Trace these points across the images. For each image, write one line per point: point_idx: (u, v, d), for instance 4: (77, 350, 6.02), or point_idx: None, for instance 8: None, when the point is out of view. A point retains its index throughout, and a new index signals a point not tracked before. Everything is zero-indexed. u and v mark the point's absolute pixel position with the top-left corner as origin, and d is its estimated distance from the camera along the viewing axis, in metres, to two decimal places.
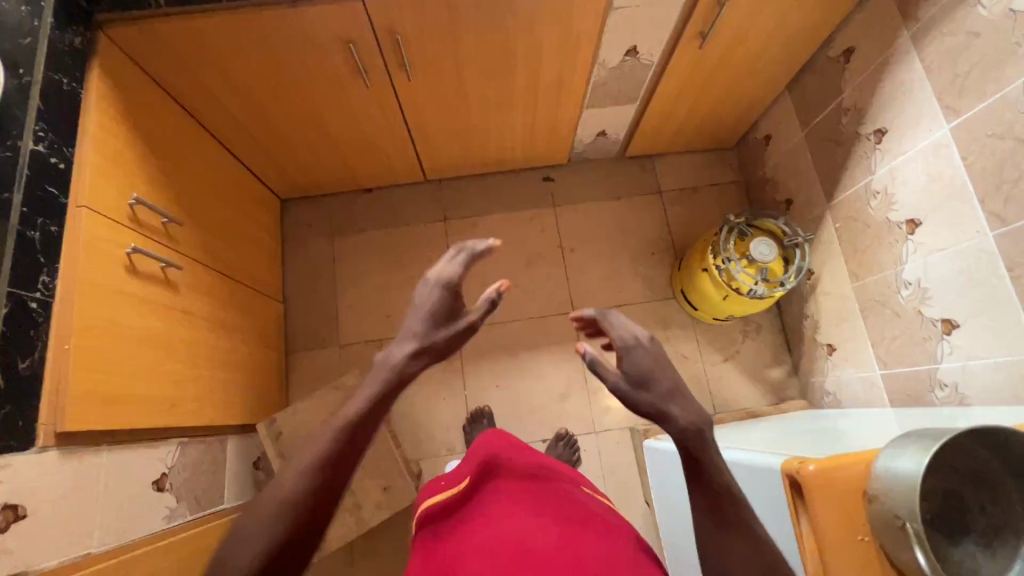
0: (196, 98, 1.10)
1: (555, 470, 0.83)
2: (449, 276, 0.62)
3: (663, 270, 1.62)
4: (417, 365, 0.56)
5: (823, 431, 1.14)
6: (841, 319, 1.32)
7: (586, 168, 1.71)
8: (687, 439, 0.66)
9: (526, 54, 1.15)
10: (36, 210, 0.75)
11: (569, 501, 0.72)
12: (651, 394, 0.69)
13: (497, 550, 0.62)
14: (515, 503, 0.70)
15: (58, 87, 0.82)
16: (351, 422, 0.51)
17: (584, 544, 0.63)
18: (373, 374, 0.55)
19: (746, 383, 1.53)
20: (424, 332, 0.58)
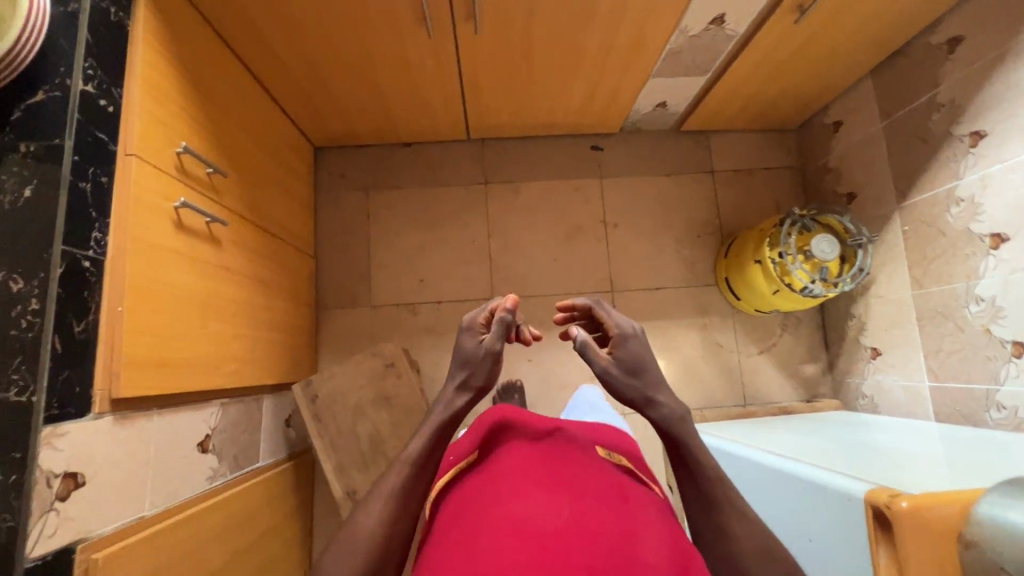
0: (241, 35, 1.00)
1: (575, 437, 0.76)
2: (473, 318, 0.75)
3: (707, 254, 1.57)
4: (463, 404, 0.70)
5: (859, 434, 1.13)
6: (893, 325, 1.29)
7: (637, 140, 1.61)
8: (670, 427, 0.67)
9: (606, 14, 1.04)
10: (87, 159, 0.67)
11: (584, 474, 0.64)
12: (640, 383, 0.69)
13: (497, 528, 0.54)
14: (521, 479, 0.62)
15: (107, 18, 0.72)
16: (411, 462, 0.65)
17: (600, 520, 0.55)
18: (431, 416, 0.69)
19: (779, 377, 1.51)
20: (463, 372, 0.71)
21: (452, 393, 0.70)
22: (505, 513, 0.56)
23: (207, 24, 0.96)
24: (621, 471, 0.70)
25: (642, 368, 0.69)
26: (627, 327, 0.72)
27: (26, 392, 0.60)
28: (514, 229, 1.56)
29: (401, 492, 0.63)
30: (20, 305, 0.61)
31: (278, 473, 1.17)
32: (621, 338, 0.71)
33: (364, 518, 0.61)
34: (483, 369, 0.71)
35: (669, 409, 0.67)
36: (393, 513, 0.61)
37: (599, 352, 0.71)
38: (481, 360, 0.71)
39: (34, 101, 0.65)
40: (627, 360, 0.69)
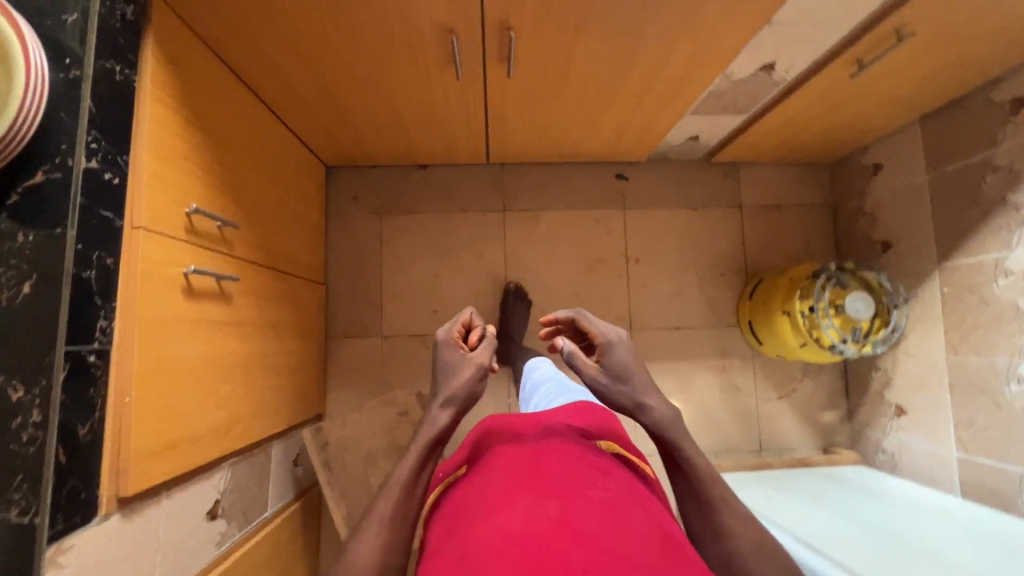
0: (254, 70, 0.93)
1: (567, 429, 0.73)
2: (449, 334, 0.79)
3: (730, 294, 1.52)
4: (449, 417, 0.71)
5: (878, 508, 1.10)
6: (922, 387, 1.25)
7: (664, 170, 1.54)
8: (661, 428, 0.72)
9: (648, 60, 0.96)
10: (92, 243, 0.62)
11: (577, 470, 0.60)
12: (629, 388, 0.76)
13: (487, 541, 0.49)
14: (509, 483, 0.58)
15: (112, 79, 0.65)
16: (403, 485, 0.65)
17: (594, 517, 0.51)
18: (419, 435, 0.69)
19: (797, 424, 1.48)
20: (447, 388, 0.73)
21: (438, 409, 0.72)
22: (494, 521, 0.52)
23: (218, 62, 0.88)
24: (617, 465, 0.66)
25: (628, 374, 0.76)
26: (610, 336, 0.80)
27: (28, 513, 0.56)
28: (532, 260, 1.50)
29: (393, 517, 0.62)
30: (21, 417, 0.56)
31: (286, 519, 1.14)
32: (607, 347, 0.79)
33: (357, 550, 0.60)
34: (466, 381, 0.74)
35: (657, 412, 0.73)
36: (385, 543, 0.60)
37: (586, 360, 0.79)
38: (466, 373, 0.74)
39: (31, 182, 0.58)
40: (614, 367, 0.77)
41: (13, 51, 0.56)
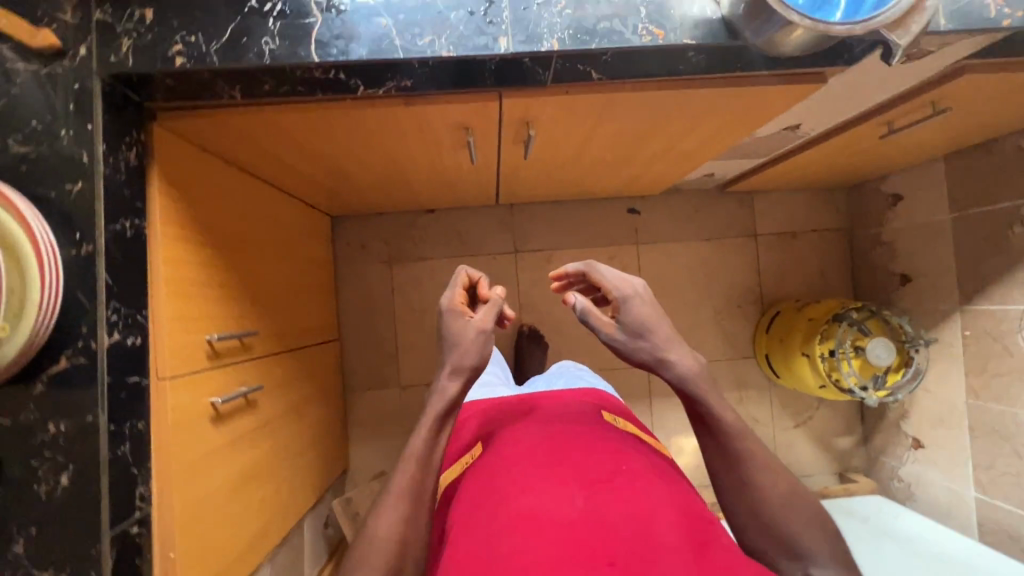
0: (252, 159, 0.87)
1: (580, 413, 0.78)
2: (450, 299, 0.76)
3: (746, 326, 1.52)
4: (458, 385, 0.70)
5: (891, 554, 1.14)
6: (940, 424, 1.26)
7: (676, 201, 1.51)
8: (685, 384, 0.70)
9: (670, 136, 0.92)
10: (124, 416, 0.61)
11: (591, 452, 0.66)
12: (648, 344, 0.71)
13: (514, 523, 0.56)
14: (529, 467, 0.64)
15: (123, 239, 0.62)
16: (419, 458, 0.66)
17: (613, 507, 0.57)
18: (430, 408, 0.69)
19: (814, 450, 1.51)
20: (451, 357, 0.71)
21: (445, 379, 0.70)
22: (518, 504, 0.58)
23: (217, 159, 0.82)
24: (626, 441, 0.72)
25: (647, 330, 0.71)
26: (625, 287, 0.73)
27: None
28: (547, 301, 1.48)
29: (412, 488, 0.64)
30: None
31: None
32: (623, 302, 0.73)
33: (378, 522, 0.61)
34: (472, 349, 0.71)
35: (681, 367, 0.70)
36: (406, 514, 0.62)
37: (601, 315, 0.73)
38: (469, 342, 0.72)
39: (56, 368, 0.57)
40: (632, 323, 0.71)
41: (26, 291, 0.53)
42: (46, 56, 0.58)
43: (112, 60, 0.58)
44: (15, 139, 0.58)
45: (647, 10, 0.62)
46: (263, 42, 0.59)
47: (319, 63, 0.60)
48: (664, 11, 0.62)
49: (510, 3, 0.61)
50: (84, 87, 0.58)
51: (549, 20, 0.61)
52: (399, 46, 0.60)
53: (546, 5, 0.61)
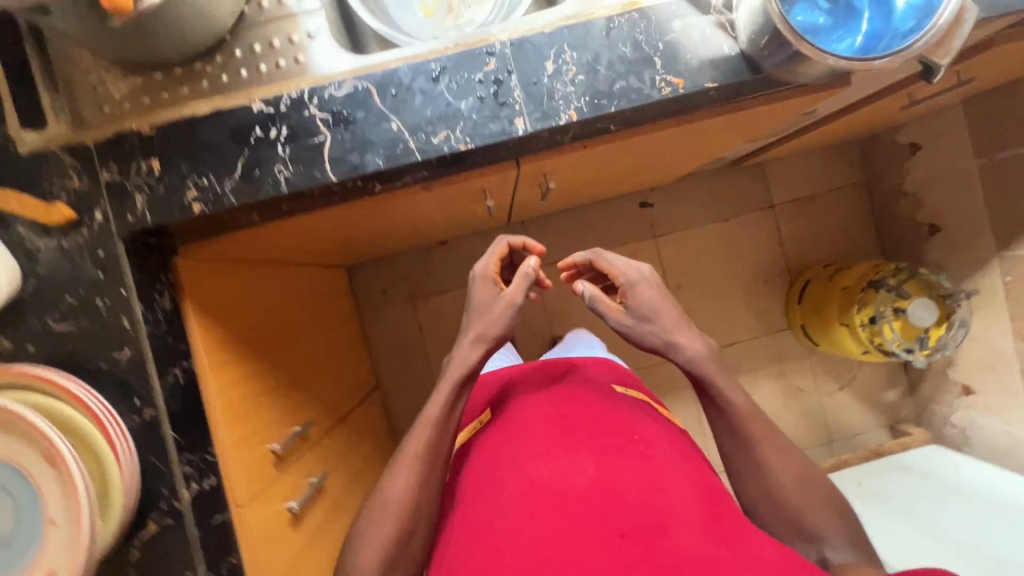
0: (270, 251, 0.85)
1: (590, 375, 0.75)
2: (485, 267, 0.74)
3: (778, 299, 1.51)
4: (479, 353, 0.69)
5: (931, 502, 1.17)
6: (989, 370, 1.25)
7: (687, 187, 1.48)
8: (692, 367, 0.67)
9: (688, 150, 0.90)
10: (219, 558, 0.63)
11: (605, 420, 0.64)
12: (656, 327, 0.69)
13: (529, 498, 0.55)
14: (540, 436, 0.62)
15: (179, 388, 0.61)
16: (434, 426, 0.65)
17: (627, 477, 0.56)
18: (449, 374, 0.68)
19: (862, 408, 1.53)
20: (476, 326, 0.70)
21: (467, 346, 0.70)
22: (531, 475, 0.58)
23: (238, 262, 0.80)
24: (634, 404, 0.70)
25: (655, 313, 0.69)
26: (634, 270, 0.72)
27: None
28: (576, 310, 1.48)
29: (424, 455, 0.64)
30: None
31: None
32: (630, 286, 0.71)
33: (392, 485, 0.63)
34: (502, 320, 0.70)
35: (692, 351, 0.67)
36: (418, 478, 0.63)
37: (609, 300, 0.71)
38: (498, 310, 0.71)
39: (147, 532, 0.60)
40: (639, 306, 0.69)
41: (105, 466, 0.55)
42: (65, 228, 0.57)
43: (131, 220, 0.57)
44: (54, 317, 0.58)
45: (662, 59, 0.59)
46: (278, 170, 0.57)
47: (337, 181, 0.58)
48: (678, 58, 0.59)
49: (520, 80, 0.58)
50: (109, 253, 0.58)
51: (564, 91, 0.58)
52: (415, 148, 0.58)
53: (557, 75, 0.58)
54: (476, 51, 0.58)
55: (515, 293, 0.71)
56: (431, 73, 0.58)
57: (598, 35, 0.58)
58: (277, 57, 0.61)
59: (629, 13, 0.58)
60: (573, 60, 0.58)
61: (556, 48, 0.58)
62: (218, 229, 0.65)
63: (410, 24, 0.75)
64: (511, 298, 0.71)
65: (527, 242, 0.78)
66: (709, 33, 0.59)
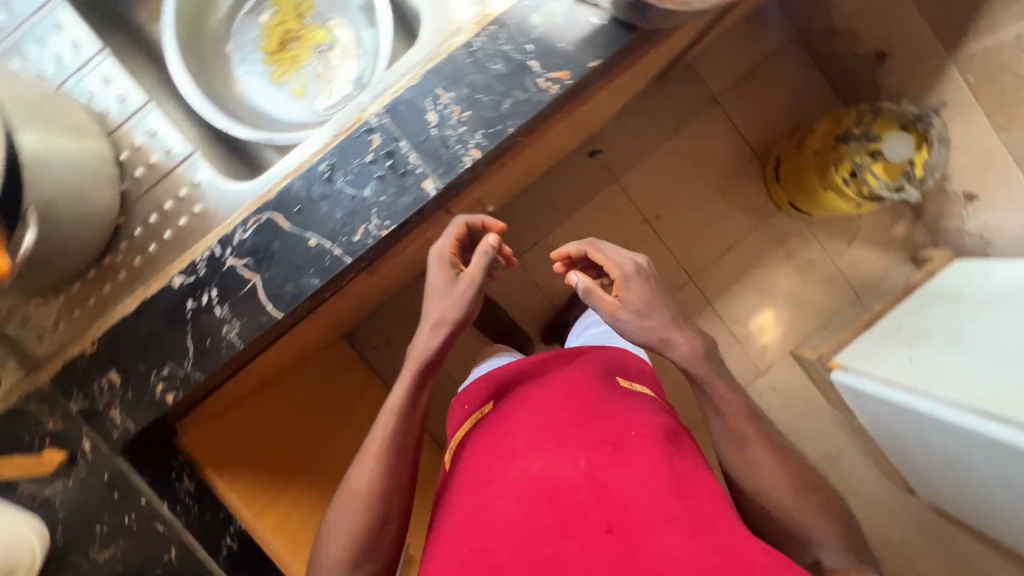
0: (289, 357, 0.79)
1: (593, 363, 0.76)
2: (443, 250, 0.64)
3: (757, 186, 1.48)
4: (442, 339, 0.62)
5: (964, 321, 1.16)
6: (982, 171, 1.21)
7: (628, 119, 1.44)
8: (690, 367, 0.65)
9: (609, 104, 0.87)
10: None
11: (604, 412, 0.65)
12: (653, 323, 0.65)
13: (516, 489, 0.58)
14: (534, 428, 0.64)
15: (236, 555, 0.67)
16: (396, 415, 0.62)
17: (619, 474, 0.57)
18: (412, 356, 0.64)
19: (877, 252, 1.52)
20: (429, 309, 0.63)
21: (427, 330, 0.63)
22: (519, 466, 0.60)
23: (273, 378, 0.80)
24: (631, 398, 0.70)
25: (652, 309, 0.65)
26: (631, 262, 0.67)
27: None
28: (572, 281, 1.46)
29: (393, 442, 0.62)
30: None
31: None
32: (625, 280, 0.66)
33: (357, 474, 0.62)
34: (463, 305, 0.62)
35: (685, 349, 0.65)
36: (384, 470, 0.61)
37: (605, 295, 0.66)
38: (457, 293, 0.63)
39: None
40: (636, 300, 0.65)
41: None
42: (64, 468, 0.59)
43: (117, 434, 0.58)
44: (95, 548, 0.61)
45: (537, 60, 0.56)
46: (226, 330, 0.57)
47: (284, 316, 0.57)
48: (553, 50, 0.56)
49: (410, 144, 0.56)
50: (115, 472, 0.61)
51: (459, 132, 0.56)
52: (343, 252, 0.56)
53: (444, 122, 0.56)
54: (356, 133, 0.56)
55: (477, 269, 0.62)
56: (323, 176, 0.56)
57: (465, 64, 0.56)
58: (176, 218, 0.60)
59: (486, 28, 0.56)
60: (452, 99, 0.56)
61: (430, 95, 0.56)
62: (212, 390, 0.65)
63: (290, 118, 0.73)
64: (474, 276, 0.62)
65: (489, 219, 0.66)
66: (573, 12, 0.56)
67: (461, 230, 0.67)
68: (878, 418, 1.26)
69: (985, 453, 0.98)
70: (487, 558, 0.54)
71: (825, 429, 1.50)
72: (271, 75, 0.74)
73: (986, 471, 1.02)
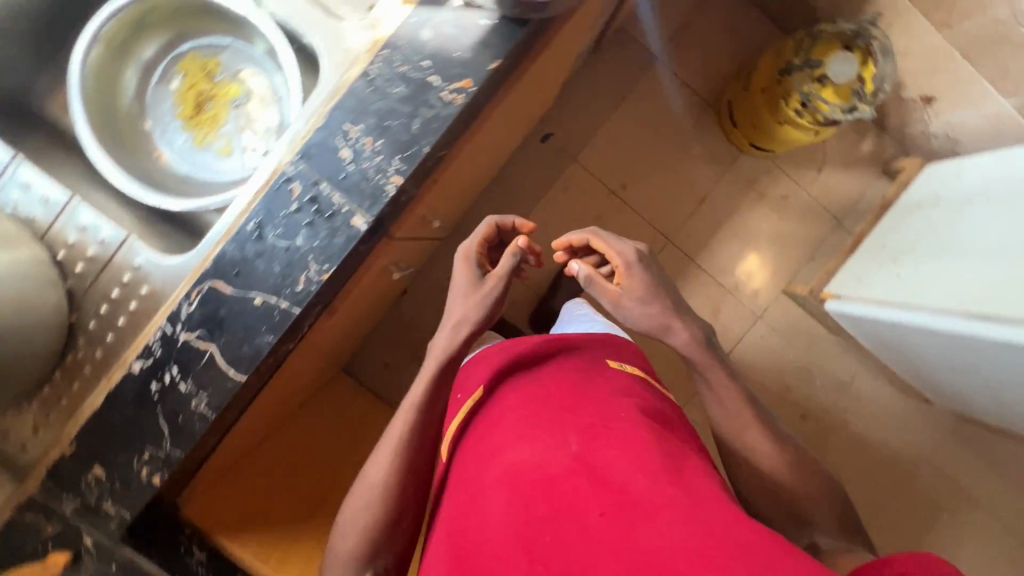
0: (271, 419, 0.80)
1: (584, 350, 0.75)
2: (470, 253, 0.70)
3: (715, 134, 1.46)
4: (465, 336, 0.67)
5: (943, 225, 1.14)
6: (934, 70, 1.19)
7: (573, 94, 1.43)
8: (692, 355, 0.69)
9: (536, 92, 0.86)
10: None
11: (597, 399, 0.64)
12: (656, 311, 0.68)
13: (509, 482, 0.57)
14: (524, 419, 0.63)
15: None
16: (416, 411, 0.65)
17: (613, 460, 0.56)
18: (434, 351, 0.68)
19: (849, 173, 1.50)
20: (452, 310, 0.68)
21: (450, 327, 0.67)
22: (510, 459, 0.59)
23: (266, 434, 0.82)
24: (623, 385, 0.69)
25: (656, 296, 0.68)
26: (633, 250, 0.69)
27: None
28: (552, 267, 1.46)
29: (411, 439, 0.65)
30: None
31: None
32: (628, 268, 0.69)
33: (373, 469, 0.65)
34: (487, 304, 0.67)
35: (685, 339, 0.68)
36: (402, 468, 0.64)
37: (606, 283, 0.70)
38: (480, 292, 0.68)
39: None
40: (637, 287, 0.68)
41: None
42: (70, 566, 0.59)
43: (114, 524, 0.59)
44: None
45: (437, 75, 0.55)
46: (196, 404, 0.57)
47: (247, 380, 0.57)
48: (450, 61, 0.55)
49: (331, 184, 0.56)
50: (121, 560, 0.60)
51: (376, 163, 0.56)
52: (290, 304, 0.56)
53: (359, 156, 0.56)
54: (275, 186, 0.56)
55: (504, 269, 0.68)
56: (253, 235, 0.56)
57: (367, 94, 0.55)
58: (124, 306, 0.61)
59: (379, 53, 0.55)
60: (362, 131, 0.55)
61: (339, 132, 0.55)
62: (206, 457, 0.66)
63: (222, 178, 0.73)
64: (499, 277, 0.68)
65: (518, 220, 0.72)
66: (461, 19, 0.55)
67: (491, 229, 0.73)
68: (880, 337, 1.25)
69: (986, 355, 0.97)
70: (483, 554, 0.53)
71: (833, 359, 1.49)
72: (193, 140, 0.74)
73: (994, 372, 1.02)
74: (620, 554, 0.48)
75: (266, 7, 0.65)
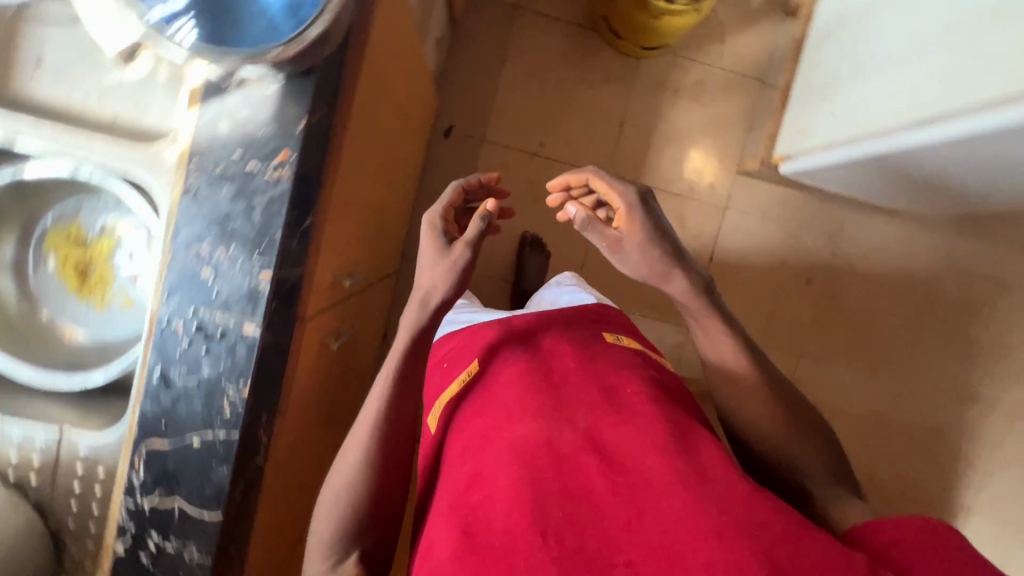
0: (290, 529, 0.84)
1: (569, 324, 0.72)
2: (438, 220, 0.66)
3: (605, 53, 1.41)
4: (431, 317, 0.64)
5: (852, 45, 1.08)
6: None
7: (454, 80, 1.40)
8: (688, 306, 0.68)
9: (391, 105, 0.84)
10: None
11: (598, 374, 0.60)
12: (660, 256, 0.65)
13: (512, 453, 0.52)
14: (524, 393, 0.58)
15: None
16: (389, 389, 0.64)
17: (625, 438, 0.53)
18: (405, 331, 0.64)
19: (751, 31, 1.43)
20: (423, 281, 0.63)
21: (420, 298, 0.63)
22: (512, 434, 0.54)
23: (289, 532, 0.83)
24: (616, 355, 0.66)
25: (659, 243, 0.65)
26: (636, 193, 0.65)
27: None
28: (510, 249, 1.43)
29: (387, 409, 0.64)
30: None
31: None
32: (629, 214, 0.65)
33: (353, 439, 0.64)
34: (459, 266, 0.62)
35: (684, 290, 0.67)
36: (378, 440, 0.63)
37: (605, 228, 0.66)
38: (450, 255, 0.63)
39: None
40: (638, 232, 0.64)
41: None
42: None
43: None
44: None
45: (252, 160, 0.54)
46: (189, 556, 0.58)
47: (226, 516, 0.58)
48: (257, 141, 0.54)
49: (207, 307, 0.55)
50: None
51: (237, 269, 0.55)
52: (226, 431, 0.57)
53: (219, 270, 0.55)
54: (158, 332, 0.55)
55: (471, 235, 0.62)
56: (161, 385, 0.56)
57: (199, 209, 0.54)
58: (91, 494, 0.62)
59: (190, 164, 0.54)
60: (211, 245, 0.54)
61: (191, 256, 0.55)
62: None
63: (134, 332, 0.73)
64: (466, 242, 0.62)
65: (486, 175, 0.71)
66: (248, 96, 0.54)
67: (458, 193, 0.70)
68: (844, 176, 1.21)
69: (940, 157, 0.93)
70: (481, 526, 0.48)
71: (815, 215, 1.44)
72: (93, 307, 0.73)
73: (956, 166, 0.97)
74: (635, 531, 0.45)
75: (84, 165, 0.63)
